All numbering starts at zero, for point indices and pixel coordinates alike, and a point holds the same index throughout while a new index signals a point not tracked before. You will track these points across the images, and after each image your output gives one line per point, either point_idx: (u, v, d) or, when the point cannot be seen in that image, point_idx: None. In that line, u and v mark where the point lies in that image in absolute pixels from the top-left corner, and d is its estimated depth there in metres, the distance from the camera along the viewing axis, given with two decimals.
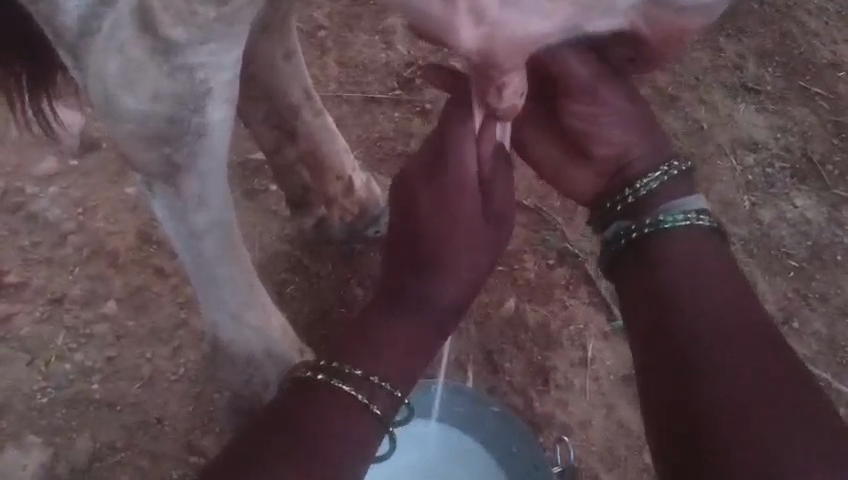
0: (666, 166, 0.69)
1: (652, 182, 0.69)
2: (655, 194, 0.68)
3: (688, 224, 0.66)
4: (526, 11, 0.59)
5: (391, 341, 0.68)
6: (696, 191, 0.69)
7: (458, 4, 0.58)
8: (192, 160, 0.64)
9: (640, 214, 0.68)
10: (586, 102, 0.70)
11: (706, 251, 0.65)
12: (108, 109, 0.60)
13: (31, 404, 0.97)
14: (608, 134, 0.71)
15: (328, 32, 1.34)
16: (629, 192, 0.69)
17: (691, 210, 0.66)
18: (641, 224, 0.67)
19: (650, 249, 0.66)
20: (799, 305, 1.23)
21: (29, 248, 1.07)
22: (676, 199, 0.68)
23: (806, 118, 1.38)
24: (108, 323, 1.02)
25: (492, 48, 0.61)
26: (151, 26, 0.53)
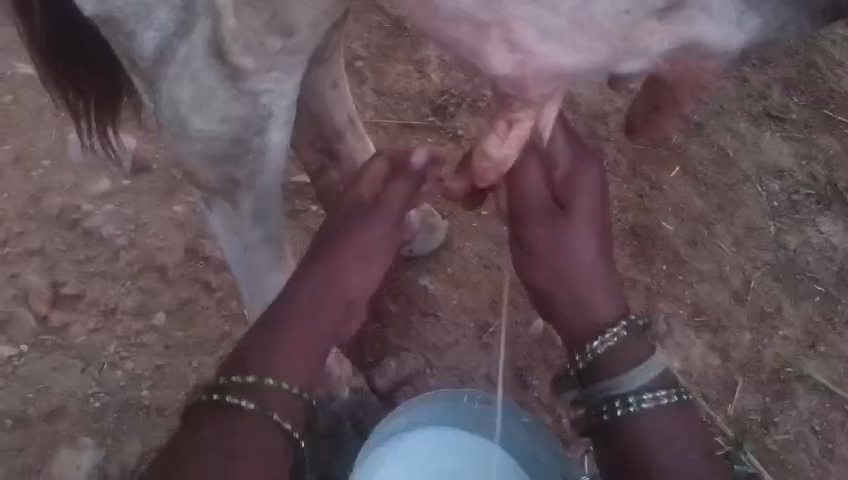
0: (613, 331, 0.71)
1: (606, 347, 0.71)
2: (612, 354, 0.71)
3: (637, 403, 0.70)
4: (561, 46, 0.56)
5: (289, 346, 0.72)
6: (652, 349, 0.71)
7: (488, 32, 0.56)
8: (252, 178, 0.69)
9: (593, 384, 0.72)
10: (544, 224, 0.73)
11: (671, 420, 0.70)
12: (179, 130, 0.64)
13: (85, 408, 1.03)
14: (571, 260, 0.73)
15: (365, 62, 1.41)
16: (578, 360, 0.73)
17: (638, 388, 0.70)
18: (612, 407, 0.70)
19: (616, 429, 0.70)
20: (825, 329, 1.25)
21: (85, 262, 1.13)
22: (627, 369, 0.70)
23: (831, 147, 1.41)
24: (158, 334, 1.08)
25: (523, 72, 0.59)
26: (222, 55, 0.58)
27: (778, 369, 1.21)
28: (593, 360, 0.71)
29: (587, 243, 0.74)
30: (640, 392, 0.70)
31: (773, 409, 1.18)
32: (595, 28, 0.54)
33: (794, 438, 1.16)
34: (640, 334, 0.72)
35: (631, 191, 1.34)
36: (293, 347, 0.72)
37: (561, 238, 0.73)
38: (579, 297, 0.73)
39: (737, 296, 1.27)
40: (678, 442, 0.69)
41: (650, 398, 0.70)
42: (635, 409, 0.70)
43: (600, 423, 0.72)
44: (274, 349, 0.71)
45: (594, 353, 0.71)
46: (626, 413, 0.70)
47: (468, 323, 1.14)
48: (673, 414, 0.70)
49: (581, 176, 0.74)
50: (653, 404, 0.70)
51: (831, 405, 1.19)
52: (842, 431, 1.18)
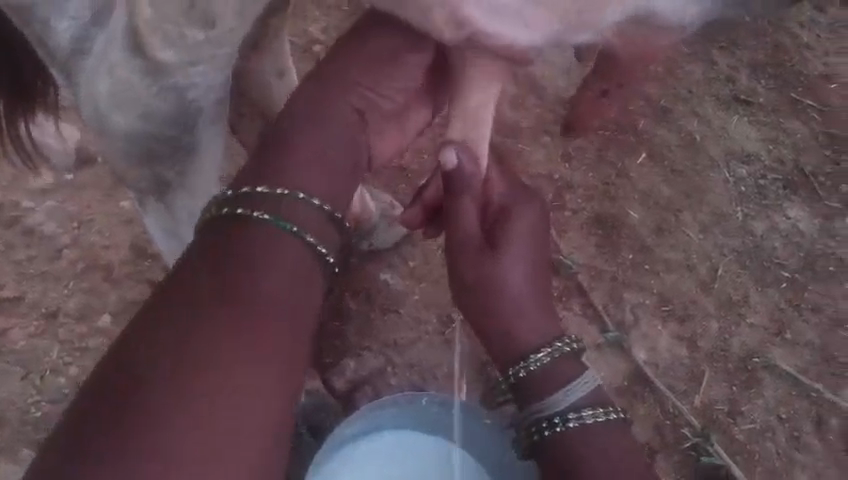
0: (545, 349, 0.72)
1: (537, 365, 0.72)
2: (542, 373, 0.72)
3: (566, 424, 0.70)
4: (517, 22, 0.49)
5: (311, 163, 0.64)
6: (583, 371, 0.72)
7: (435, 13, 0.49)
8: (184, 177, 0.65)
9: (525, 405, 0.73)
10: (476, 256, 0.71)
11: (604, 434, 0.70)
12: (99, 129, 0.60)
13: (25, 418, 0.98)
14: (509, 290, 0.72)
15: (323, 46, 1.36)
16: (508, 377, 0.73)
17: (567, 409, 0.70)
18: (542, 427, 0.71)
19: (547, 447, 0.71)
20: (792, 316, 1.24)
21: (24, 263, 1.07)
22: (556, 389, 0.71)
23: (798, 130, 1.39)
24: (104, 337, 1.03)
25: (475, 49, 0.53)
26: (139, 47, 0.53)
27: (745, 359, 1.20)
28: (518, 380, 0.73)
29: (522, 277, 0.72)
30: (566, 412, 0.70)
31: (740, 398, 1.17)
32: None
33: (761, 428, 1.15)
34: (577, 356, 0.73)
35: (597, 178, 1.31)
36: (311, 162, 0.65)
37: (495, 275, 0.71)
38: (509, 330, 0.72)
39: (703, 284, 1.25)
40: (603, 460, 0.69)
41: (574, 418, 0.70)
42: (560, 428, 0.70)
43: (532, 444, 0.73)
44: (284, 170, 0.63)
45: (518, 374, 0.72)
46: (551, 432, 0.71)
47: (430, 318, 1.11)
48: (601, 433, 0.70)
49: (515, 212, 0.72)
50: (580, 424, 0.70)
51: (799, 393, 1.18)
52: (808, 418, 1.16)
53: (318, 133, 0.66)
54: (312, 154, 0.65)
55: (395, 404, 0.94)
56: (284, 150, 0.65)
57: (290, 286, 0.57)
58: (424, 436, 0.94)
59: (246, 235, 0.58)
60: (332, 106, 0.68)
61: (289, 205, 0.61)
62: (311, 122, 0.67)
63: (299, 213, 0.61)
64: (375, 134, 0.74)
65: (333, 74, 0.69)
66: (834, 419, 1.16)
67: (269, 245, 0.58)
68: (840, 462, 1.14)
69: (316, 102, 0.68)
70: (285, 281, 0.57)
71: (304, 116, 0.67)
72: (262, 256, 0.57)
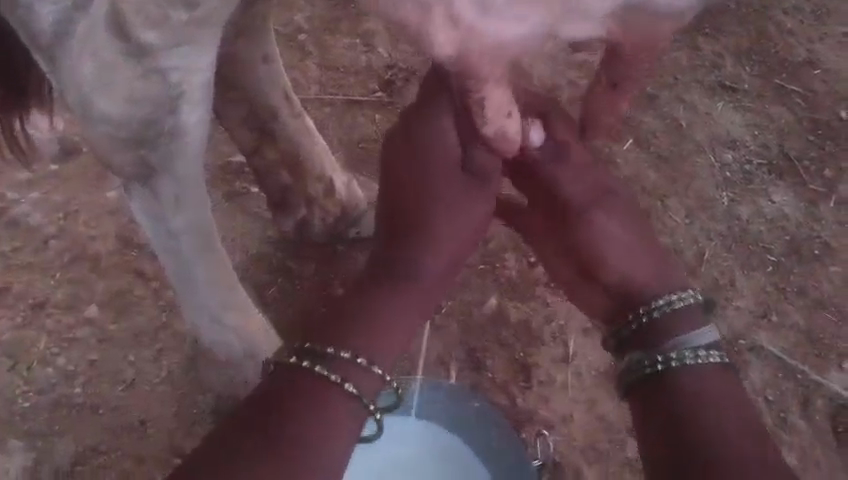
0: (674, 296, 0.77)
1: (670, 305, 0.76)
2: (669, 314, 0.76)
3: (699, 362, 0.72)
4: (507, 17, 0.56)
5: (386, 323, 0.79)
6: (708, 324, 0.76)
7: (433, 10, 0.55)
8: (169, 163, 0.65)
9: (656, 347, 0.74)
10: (586, 226, 0.80)
11: (724, 384, 0.72)
12: (84, 114, 0.59)
13: (13, 409, 0.98)
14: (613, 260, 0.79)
15: (308, 35, 1.35)
16: (634, 318, 0.77)
17: (699, 348, 0.73)
18: (655, 361, 0.73)
19: (668, 381, 0.72)
20: (777, 299, 1.25)
21: (10, 254, 1.06)
22: (689, 332, 0.74)
23: (782, 116, 1.40)
24: (91, 327, 1.02)
25: (465, 55, 0.58)
26: (122, 28, 0.53)
27: (732, 342, 1.21)
28: (648, 321, 0.76)
29: (615, 226, 0.81)
30: (682, 348, 0.73)
31: None
32: None
33: None
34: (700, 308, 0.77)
35: None
36: (393, 321, 0.79)
37: (602, 232, 0.80)
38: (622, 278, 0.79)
39: (691, 269, 1.26)
40: (726, 401, 0.70)
41: (710, 355, 0.73)
42: (676, 364, 0.72)
43: (654, 376, 0.73)
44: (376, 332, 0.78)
45: (644, 317, 0.76)
46: (664, 367, 0.72)
47: None
48: (717, 374, 0.72)
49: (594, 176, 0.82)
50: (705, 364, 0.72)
51: (785, 375, 1.19)
52: (794, 400, 1.18)
53: (414, 289, 0.81)
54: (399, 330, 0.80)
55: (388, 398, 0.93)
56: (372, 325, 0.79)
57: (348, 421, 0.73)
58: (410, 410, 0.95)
59: (323, 391, 0.73)
60: (412, 278, 0.81)
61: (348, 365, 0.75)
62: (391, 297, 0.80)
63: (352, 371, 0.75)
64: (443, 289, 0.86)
65: (422, 229, 0.80)
66: (819, 400, 1.17)
67: (330, 400, 0.73)
68: (826, 442, 1.15)
69: (410, 260, 0.80)
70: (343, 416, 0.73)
71: (399, 270, 0.81)
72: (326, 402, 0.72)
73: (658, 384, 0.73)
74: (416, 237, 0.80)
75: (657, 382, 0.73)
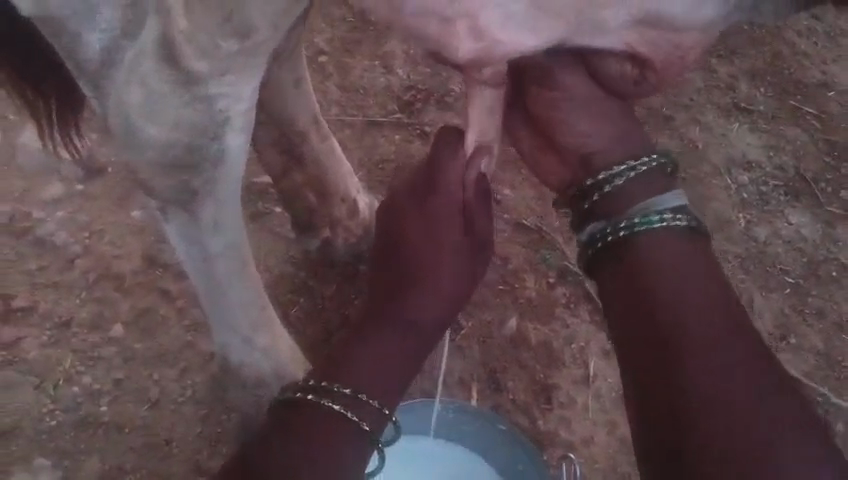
0: (639, 161, 0.70)
1: (634, 175, 0.69)
2: (633, 185, 0.69)
3: (664, 225, 0.66)
4: (523, 29, 0.62)
5: (376, 361, 0.83)
6: (672, 188, 0.69)
7: (455, 24, 0.62)
8: (211, 187, 0.66)
9: (616, 215, 0.68)
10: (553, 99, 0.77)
11: (685, 247, 0.66)
12: (129, 139, 0.60)
13: (39, 428, 0.98)
14: (579, 128, 0.77)
15: (329, 57, 1.37)
16: (598, 186, 0.70)
17: (666, 210, 0.67)
18: (617, 227, 0.67)
19: (627, 251, 0.67)
20: (796, 321, 1.25)
21: (36, 273, 1.08)
22: (648, 199, 0.67)
23: (799, 138, 1.41)
24: (116, 346, 1.03)
25: (487, 56, 0.65)
26: (174, 59, 0.54)
27: None
28: (613, 189, 0.70)
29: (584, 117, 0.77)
30: (647, 212, 0.67)
31: None
32: (551, 7, 0.60)
33: None
34: (666, 175, 0.71)
35: None
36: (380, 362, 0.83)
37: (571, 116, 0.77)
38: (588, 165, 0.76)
39: None
40: (686, 272, 0.64)
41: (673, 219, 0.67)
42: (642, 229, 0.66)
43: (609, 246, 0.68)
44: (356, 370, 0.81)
45: (600, 188, 0.70)
46: (629, 235, 0.67)
47: None
48: (682, 240, 0.66)
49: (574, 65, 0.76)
50: (674, 229, 0.66)
51: None
52: None
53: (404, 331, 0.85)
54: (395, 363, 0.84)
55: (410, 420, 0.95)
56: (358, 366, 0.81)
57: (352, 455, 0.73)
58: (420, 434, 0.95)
59: (328, 425, 0.73)
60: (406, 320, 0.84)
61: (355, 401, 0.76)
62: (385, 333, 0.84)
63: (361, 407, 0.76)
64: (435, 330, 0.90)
65: (422, 279, 0.84)
66: (842, 423, 1.17)
67: (336, 433, 0.73)
68: None
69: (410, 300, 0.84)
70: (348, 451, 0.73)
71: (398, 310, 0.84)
72: (331, 440, 0.73)
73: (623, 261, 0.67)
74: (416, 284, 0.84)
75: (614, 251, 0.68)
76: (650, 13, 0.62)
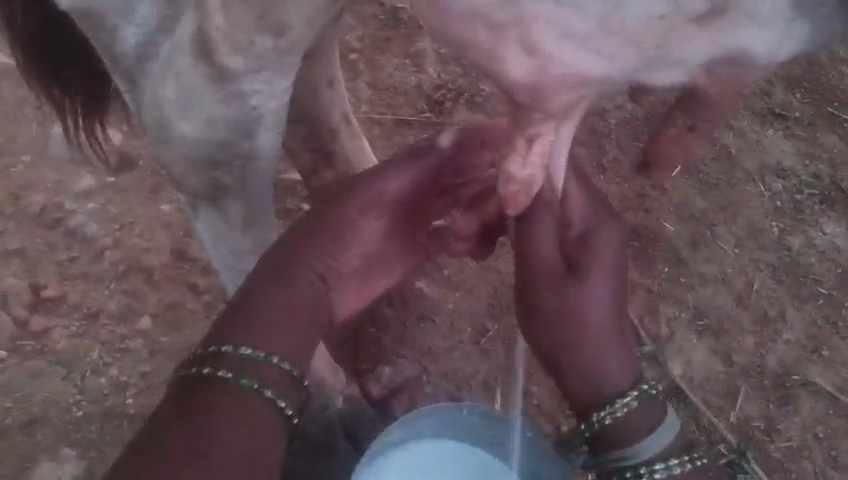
0: (624, 401, 0.71)
1: (615, 417, 0.71)
2: (623, 424, 0.71)
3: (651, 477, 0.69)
4: (586, 49, 0.52)
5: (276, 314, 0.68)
6: (661, 420, 0.71)
7: (505, 33, 0.52)
8: (241, 183, 0.65)
9: (607, 454, 0.71)
10: (554, 284, 0.72)
11: None
12: (163, 134, 0.60)
13: (66, 418, 0.99)
14: (590, 319, 0.72)
15: (360, 55, 1.37)
16: (588, 425, 0.73)
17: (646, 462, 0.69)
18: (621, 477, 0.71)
19: None
20: (828, 333, 1.22)
21: (67, 263, 1.08)
22: (632, 445, 0.70)
23: (836, 146, 1.37)
24: (143, 339, 1.04)
25: (540, 82, 0.55)
26: (209, 55, 0.54)
27: (782, 376, 1.19)
28: (601, 427, 0.72)
29: (606, 302, 0.72)
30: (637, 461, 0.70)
31: (776, 415, 1.16)
32: (621, 36, 0.51)
33: (797, 446, 1.15)
34: (653, 403, 0.72)
35: (630, 191, 1.30)
36: (278, 320, 0.68)
37: (580, 299, 0.72)
38: (602, 374, 0.72)
39: (739, 299, 1.24)
40: None
41: (661, 468, 0.69)
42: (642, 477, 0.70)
43: None
44: (253, 324, 0.66)
45: (588, 431, 0.73)
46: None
47: (465, 328, 1.12)
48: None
49: (597, 238, 0.73)
50: (667, 474, 0.69)
51: (835, 412, 1.17)
52: (845, 438, 1.15)
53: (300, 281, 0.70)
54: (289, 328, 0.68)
55: (435, 421, 0.94)
56: (255, 320, 0.67)
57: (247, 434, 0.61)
58: (392, 457, 0.90)
59: (234, 393, 0.62)
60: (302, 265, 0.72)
61: (259, 367, 0.65)
62: (283, 282, 0.70)
63: (267, 373, 0.64)
64: (340, 292, 0.77)
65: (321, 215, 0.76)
66: None
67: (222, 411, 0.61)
68: None
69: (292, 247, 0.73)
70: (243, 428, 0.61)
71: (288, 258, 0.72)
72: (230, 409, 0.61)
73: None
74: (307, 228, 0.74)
75: None
76: (733, 48, 0.54)
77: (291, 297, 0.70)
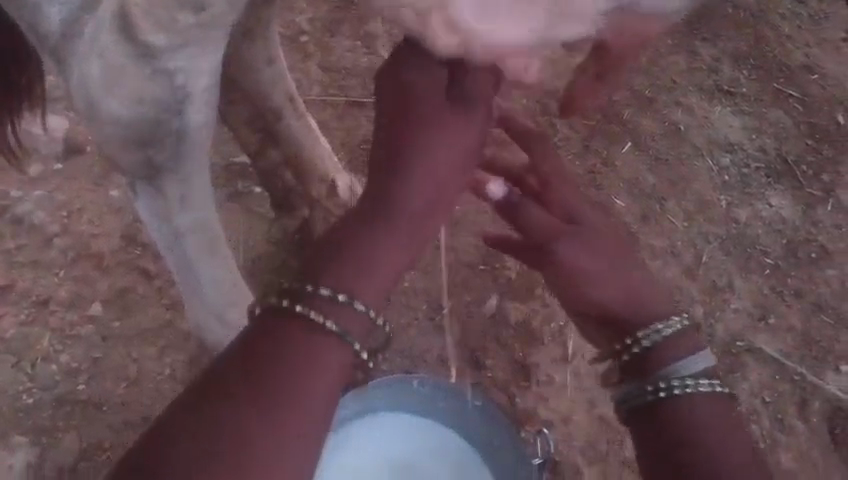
0: (668, 322, 0.69)
1: (664, 332, 0.68)
2: (663, 343, 0.68)
3: (688, 391, 0.66)
4: (510, 23, 0.50)
5: (376, 259, 0.58)
6: (700, 350, 0.69)
7: (429, 17, 0.50)
8: (175, 161, 0.66)
9: (647, 375, 0.67)
10: (569, 246, 0.69)
11: (718, 410, 0.66)
12: (92, 113, 0.61)
13: (17, 406, 0.99)
14: (601, 284, 0.69)
15: (310, 37, 1.36)
16: (630, 344, 0.69)
17: (688, 376, 0.66)
18: (646, 391, 0.66)
19: (661, 415, 0.66)
20: (774, 301, 1.26)
21: (14, 251, 1.07)
22: (674, 363, 0.67)
23: (781, 121, 1.41)
24: (95, 325, 1.04)
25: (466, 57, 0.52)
26: (131, 32, 0.55)
27: (730, 343, 1.22)
28: (642, 350, 0.68)
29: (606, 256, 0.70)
30: (671, 377, 0.66)
31: (724, 382, 1.19)
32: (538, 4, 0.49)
33: (745, 410, 1.18)
34: (690, 333, 0.70)
35: (582, 168, 1.32)
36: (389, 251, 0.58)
37: (592, 262, 0.69)
38: (596, 299, 0.69)
39: (688, 270, 1.27)
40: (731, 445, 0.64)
41: (699, 384, 0.66)
42: (666, 395, 0.66)
43: (649, 408, 0.66)
44: (351, 268, 0.58)
45: (637, 350, 0.68)
46: (666, 396, 0.66)
47: (420, 305, 1.13)
48: (710, 403, 0.66)
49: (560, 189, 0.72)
50: (702, 390, 0.66)
51: (782, 377, 1.21)
52: (791, 402, 1.19)
53: (413, 189, 0.58)
54: (385, 265, 0.58)
55: (379, 399, 0.96)
56: (352, 260, 0.58)
57: (335, 371, 0.57)
58: (350, 428, 0.95)
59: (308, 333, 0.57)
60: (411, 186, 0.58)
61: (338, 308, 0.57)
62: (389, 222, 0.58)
63: (350, 318, 0.58)
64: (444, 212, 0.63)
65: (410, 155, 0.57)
66: (816, 401, 1.18)
67: (303, 364, 0.55)
68: (823, 443, 1.17)
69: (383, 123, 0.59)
70: (334, 365, 0.57)
71: (395, 142, 0.58)
72: (319, 350, 0.57)
73: (658, 420, 0.66)
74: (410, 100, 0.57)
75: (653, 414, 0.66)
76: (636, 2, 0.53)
77: (392, 235, 0.58)
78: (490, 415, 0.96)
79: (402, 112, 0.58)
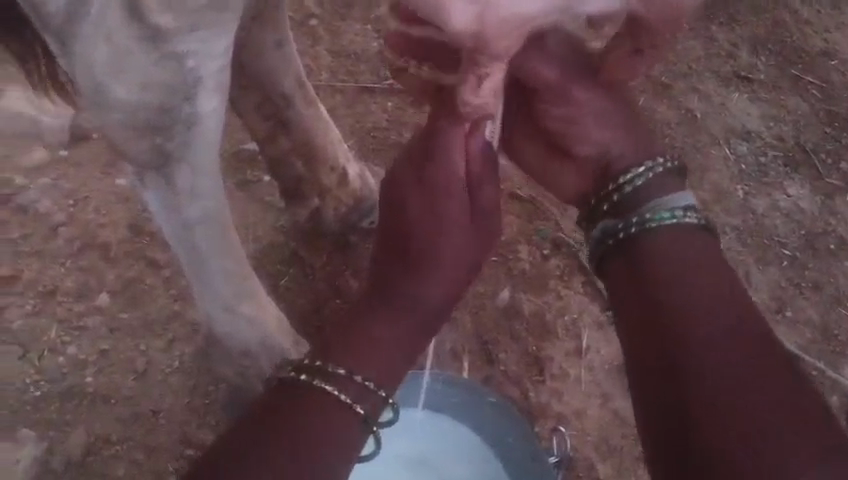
0: (650, 163, 0.71)
1: (644, 177, 0.70)
2: (647, 185, 0.70)
3: (675, 222, 0.67)
4: None
5: (391, 354, 0.69)
6: (685, 190, 0.70)
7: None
8: (183, 149, 0.64)
9: (627, 213, 0.70)
10: (560, 105, 0.72)
11: (698, 242, 0.66)
12: (97, 100, 0.58)
13: (24, 398, 0.98)
14: (590, 134, 0.73)
15: (319, 21, 1.33)
16: (615, 187, 0.71)
17: (677, 209, 0.67)
18: (627, 224, 0.68)
19: (638, 246, 0.67)
20: (792, 294, 1.23)
21: (20, 241, 1.05)
22: (662, 198, 0.68)
23: (800, 108, 1.37)
24: (102, 316, 1.02)
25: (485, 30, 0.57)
26: (140, 15, 0.53)
27: None
28: (630, 190, 0.70)
29: (599, 108, 0.73)
30: (659, 209, 0.68)
31: None
32: None
33: None
34: (679, 177, 0.71)
35: None
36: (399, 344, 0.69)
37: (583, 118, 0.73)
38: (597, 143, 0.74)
39: None
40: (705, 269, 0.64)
41: (683, 215, 0.67)
42: (650, 225, 0.67)
43: (617, 244, 0.69)
44: (360, 347, 0.68)
45: (624, 189, 0.70)
46: (638, 228, 0.68)
47: None
48: (694, 236, 0.67)
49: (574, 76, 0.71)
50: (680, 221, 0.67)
51: None
52: None
53: (429, 292, 0.69)
54: (389, 353, 0.69)
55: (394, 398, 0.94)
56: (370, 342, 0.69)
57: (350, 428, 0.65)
58: None
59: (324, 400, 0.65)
60: (425, 277, 0.69)
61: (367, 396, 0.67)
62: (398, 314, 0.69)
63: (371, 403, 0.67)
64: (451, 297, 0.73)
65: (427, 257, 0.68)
66: (835, 396, 1.15)
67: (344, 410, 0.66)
68: None
69: (395, 190, 0.70)
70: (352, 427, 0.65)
71: (415, 239, 0.68)
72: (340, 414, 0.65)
73: (634, 251, 0.68)
74: (435, 175, 0.68)
75: (623, 249, 0.69)
76: None
77: (400, 333, 0.69)
78: (503, 411, 0.96)
79: (427, 214, 0.68)
